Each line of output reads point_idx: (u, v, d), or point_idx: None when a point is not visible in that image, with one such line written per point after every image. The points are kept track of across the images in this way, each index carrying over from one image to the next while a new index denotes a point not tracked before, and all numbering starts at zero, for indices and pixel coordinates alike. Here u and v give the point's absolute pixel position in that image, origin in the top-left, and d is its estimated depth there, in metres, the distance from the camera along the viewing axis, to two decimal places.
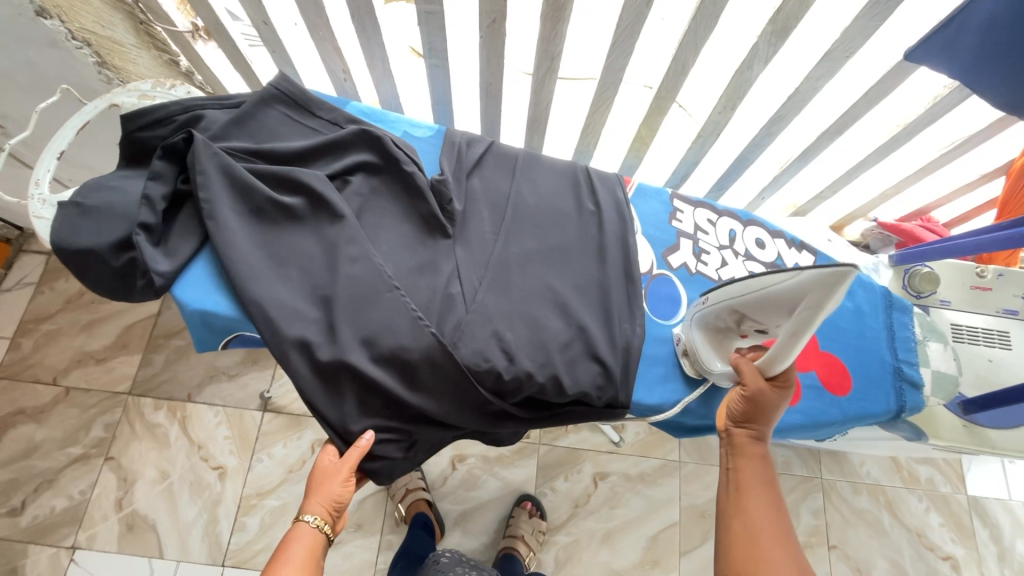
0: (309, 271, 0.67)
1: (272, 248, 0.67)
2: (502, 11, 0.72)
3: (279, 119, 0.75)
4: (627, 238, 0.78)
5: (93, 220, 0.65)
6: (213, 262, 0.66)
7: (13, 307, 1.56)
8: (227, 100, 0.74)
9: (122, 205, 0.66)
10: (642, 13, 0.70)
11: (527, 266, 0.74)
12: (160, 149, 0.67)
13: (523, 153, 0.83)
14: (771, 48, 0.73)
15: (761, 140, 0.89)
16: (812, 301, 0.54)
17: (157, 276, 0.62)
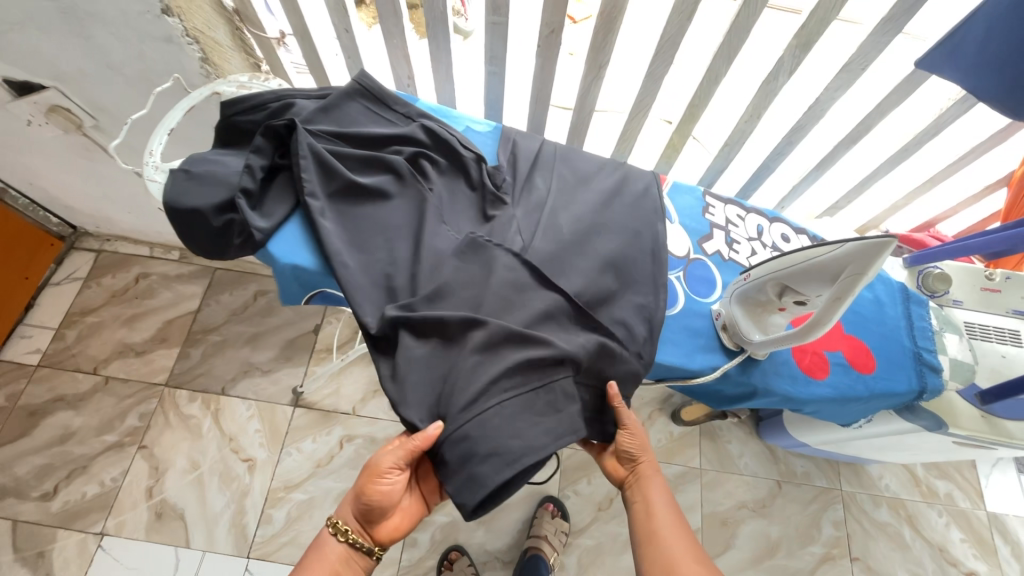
0: (386, 242, 0.75)
1: (353, 222, 0.75)
2: (561, 22, 0.82)
3: (360, 111, 0.84)
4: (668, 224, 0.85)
5: (197, 184, 0.73)
6: (301, 228, 0.75)
7: (61, 299, 1.65)
8: (316, 92, 0.84)
9: (224, 173, 0.74)
10: (683, 27, 0.81)
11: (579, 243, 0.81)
12: (262, 128, 0.75)
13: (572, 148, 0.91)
14: (795, 60, 0.83)
15: (783, 148, 0.99)
16: (855, 271, 0.60)
17: (257, 232, 0.70)
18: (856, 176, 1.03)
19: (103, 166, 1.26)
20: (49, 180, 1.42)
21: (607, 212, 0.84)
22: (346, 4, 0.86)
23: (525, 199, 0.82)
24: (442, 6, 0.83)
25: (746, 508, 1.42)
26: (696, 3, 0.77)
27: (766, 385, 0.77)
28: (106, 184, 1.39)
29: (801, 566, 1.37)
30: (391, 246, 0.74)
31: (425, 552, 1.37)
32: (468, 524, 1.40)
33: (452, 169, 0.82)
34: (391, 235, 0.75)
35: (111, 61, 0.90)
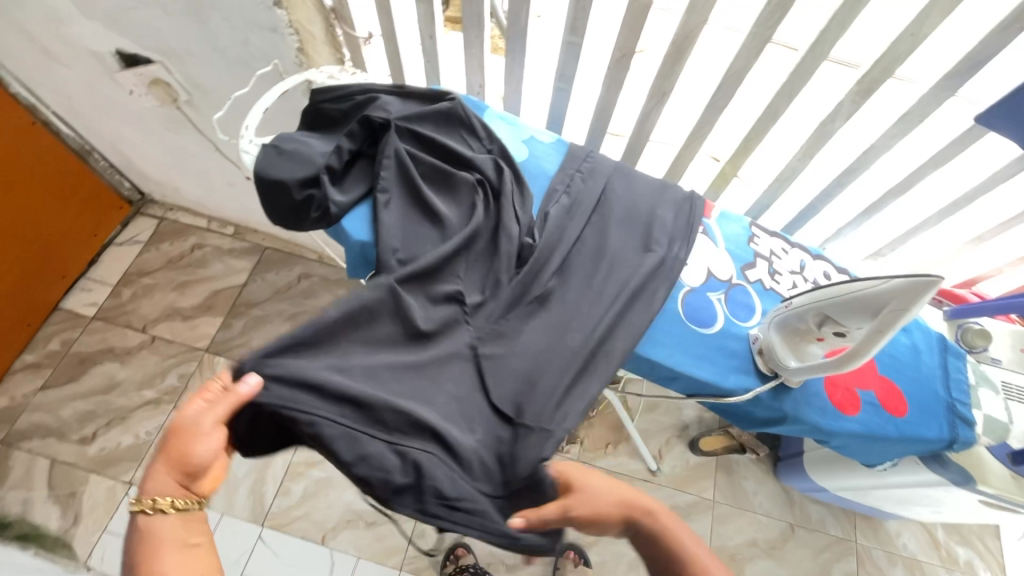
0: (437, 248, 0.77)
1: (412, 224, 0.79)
2: (633, 48, 0.87)
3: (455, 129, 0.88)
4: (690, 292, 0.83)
5: (285, 159, 0.79)
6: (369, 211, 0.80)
7: (122, 259, 1.76)
8: (420, 96, 0.89)
9: (310, 152, 0.81)
10: (749, 62, 0.85)
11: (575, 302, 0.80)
12: (361, 116, 0.81)
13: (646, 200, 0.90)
14: (855, 106, 0.86)
15: (833, 189, 1.01)
16: (898, 306, 0.62)
17: (334, 205, 0.77)
18: (906, 224, 1.05)
19: (185, 139, 1.36)
20: (131, 147, 1.53)
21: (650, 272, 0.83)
22: (435, 13, 0.93)
23: (587, 235, 0.85)
24: (524, 22, 0.89)
25: (756, 546, 1.41)
26: (765, 41, 0.81)
27: (797, 414, 0.79)
28: (181, 156, 1.49)
29: None
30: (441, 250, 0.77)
31: (432, 545, 1.40)
32: None
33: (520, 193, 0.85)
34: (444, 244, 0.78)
35: (217, 44, 0.99)
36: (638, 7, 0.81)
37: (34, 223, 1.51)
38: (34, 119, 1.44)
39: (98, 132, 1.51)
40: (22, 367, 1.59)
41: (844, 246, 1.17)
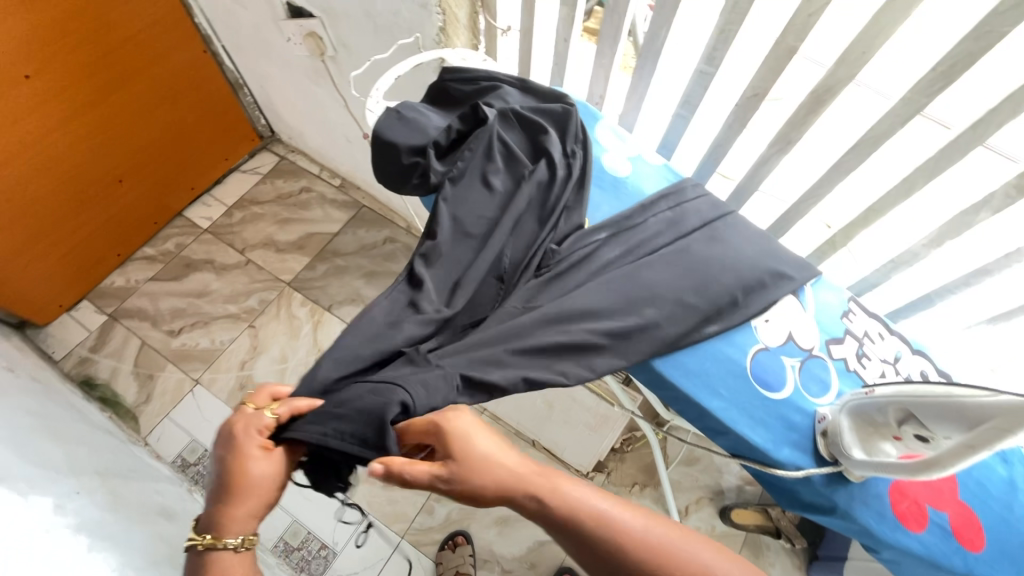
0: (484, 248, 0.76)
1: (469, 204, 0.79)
2: (767, 88, 0.84)
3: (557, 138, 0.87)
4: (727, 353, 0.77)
5: (402, 125, 0.84)
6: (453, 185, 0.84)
7: (242, 185, 1.95)
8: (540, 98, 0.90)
9: (426, 124, 0.85)
10: (894, 130, 0.77)
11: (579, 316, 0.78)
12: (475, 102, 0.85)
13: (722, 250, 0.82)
14: (1008, 200, 0.76)
15: (959, 286, 0.91)
16: (999, 426, 0.54)
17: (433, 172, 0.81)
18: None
19: (322, 91, 1.49)
20: (273, 88, 1.69)
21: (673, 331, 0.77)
22: (576, 18, 0.95)
23: (632, 283, 0.77)
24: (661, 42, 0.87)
25: None
26: (917, 111, 0.74)
27: (849, 509, 0.72)
28: (312, 105, 1.62)
29: None
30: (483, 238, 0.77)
31: (438, 524, 1.44)
32: (484, 518, 1.44)
33: (584, 231, 0.82)
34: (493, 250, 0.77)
35: (372, 10, 1.07)
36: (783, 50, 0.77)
37: (168, 137, 1.71)
38: (200, 49, 1.63)
39: (250, 70, 1.69)
40: (140, 258, 1.81)
41: (971, 349, 1.00)
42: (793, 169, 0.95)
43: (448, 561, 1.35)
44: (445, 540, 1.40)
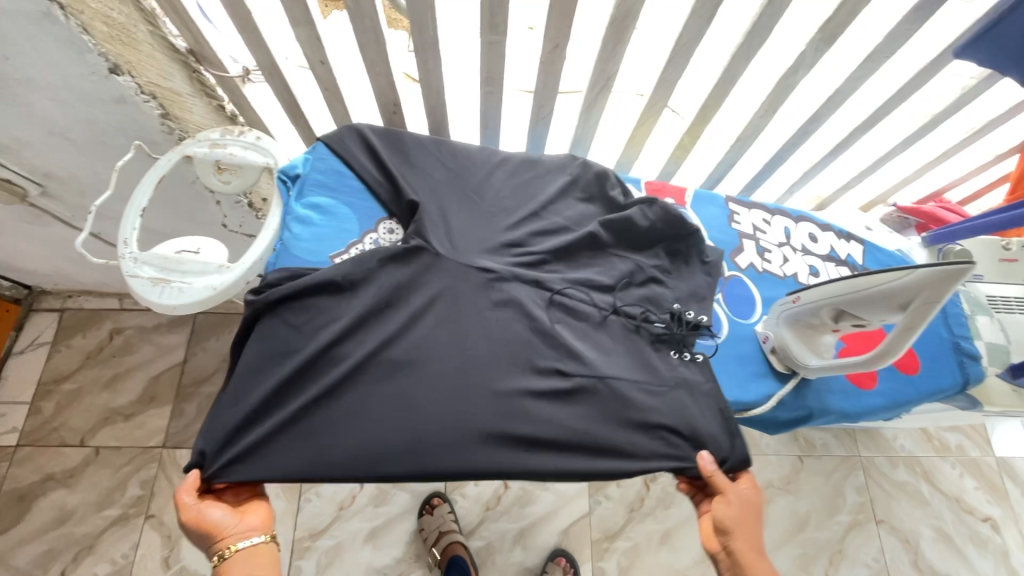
0: (398, 133, 0.79)
1: (440, 307, 0.67)
2: (566, 35, 0.75)
3: (431, 320, 0.67)
4: (434, 311, 0.67)
5: (326, 230, 0.70)
6: (326, 213, 0.71)
7: (26, 371, 1.49)
8: (483, 214, 0.76)
9: (296, 232, 0.68)
10: (702, 30, 0.73)
11: (422, 311, 0.67)
12: (488, 219, 0.76)
13: (434, 300, 0.67)
14: (817, 54, 0.77)
15: (799, 139, 0.95)
16: (927, 299, 0.56)
17: (321, 231, 0.70)
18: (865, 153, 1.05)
19: (52, 230, 1.12)
20: None
21: (449, 323, 0.67)
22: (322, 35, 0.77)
23: (425, 307, 0.67)
24: (433, 29, 0.74)
25: (773, 487, 1.43)
26: (716, 4, 0.69)
27: (821, 406, 0.74)
28: (50, 250, 1.23)
29: (830, 535, 1.40)
30: (481, 308, 0.68)
31: None
32: (504, 545, 1.37)
33: (436, 295, 0.68)
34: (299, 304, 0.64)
35: (51, 127, 0.77)
36: None
37: None
38: None
39: None
40: None
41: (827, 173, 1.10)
42: (615, 121, 0.98)
43: (430, 525, 1.33)
44: (423, 506, 1.38)
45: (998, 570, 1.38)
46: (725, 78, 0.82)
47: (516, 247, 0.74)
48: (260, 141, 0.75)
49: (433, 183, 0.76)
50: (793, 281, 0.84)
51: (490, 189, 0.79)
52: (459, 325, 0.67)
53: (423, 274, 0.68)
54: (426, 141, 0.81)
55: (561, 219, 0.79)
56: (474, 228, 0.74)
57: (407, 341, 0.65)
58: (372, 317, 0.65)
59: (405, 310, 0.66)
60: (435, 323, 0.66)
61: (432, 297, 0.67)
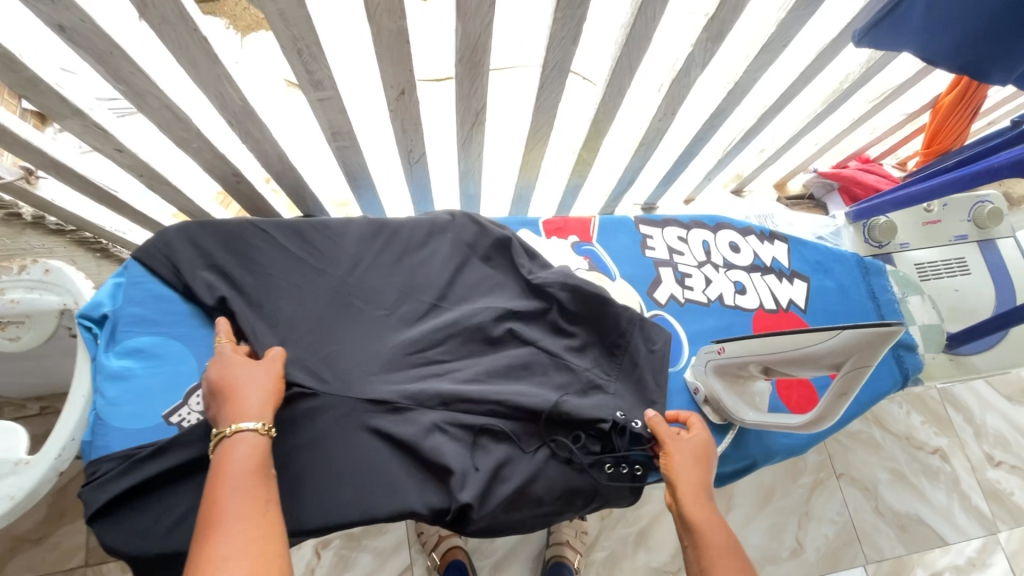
0: (243, 233, 0.65)
1: (313, 454, 0.57)
2: (411, 80, 0.61)
3: (306, 472, 0.56)
4: (308, 461, 0.56)
5: (154, 378, 0.57)
6: (148, 354, 0.57)
7: None
8: (362, 316, 0.65)
9: (114, 396, 0.55)
10: (570, 50, 0.61)
11: (293, 465, 0.56)
12: (370, 322, 0.65)
13: (305, 446, 0.57)
14: (707, 53, 0.67)
15: (706, 133, 0.86)
16: (857, 363, 0.49)
17: (144, 380, 0.56)
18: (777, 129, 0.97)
19: None
20: None
21: (326, 471, 0.56)
22: (105, 120, 0.60)
23: (294, 457, 0.56)
24: (240, 99, 0.59)
25: None
26: (580, 22, 0.57)
27: (765, 451, 0.68)
28: None
29: (796, 499, 1.42)
30: (362, 442, 0.58)
31: None
32: None
33: (307, 439, 0.57)
34: (128, 497, 0.51)
35: None
36: (388, 34, 0.53)
37: None
38: None
39: None
40: None
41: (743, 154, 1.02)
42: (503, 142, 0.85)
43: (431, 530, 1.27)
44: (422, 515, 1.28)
45: (950, 498, 1.44)
46: (612, 91, 0.70)
47: (412, 352, 0.63)
48: (52, 273, 0.59)
49: (291, 295, 0.64)
50: (719, 305, 0.76)
51: (368, 281, 0.67)
52: (339, 470, 0.57)
53: (287, 415, 0.57)
54: (283, 232, 0.67)
55: (462, 302, 0.69)
56: (351, 340, 0.63)
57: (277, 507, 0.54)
58: None
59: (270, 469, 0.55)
60: (310, 475, 0.56)
61: (302, 442, 0.57)
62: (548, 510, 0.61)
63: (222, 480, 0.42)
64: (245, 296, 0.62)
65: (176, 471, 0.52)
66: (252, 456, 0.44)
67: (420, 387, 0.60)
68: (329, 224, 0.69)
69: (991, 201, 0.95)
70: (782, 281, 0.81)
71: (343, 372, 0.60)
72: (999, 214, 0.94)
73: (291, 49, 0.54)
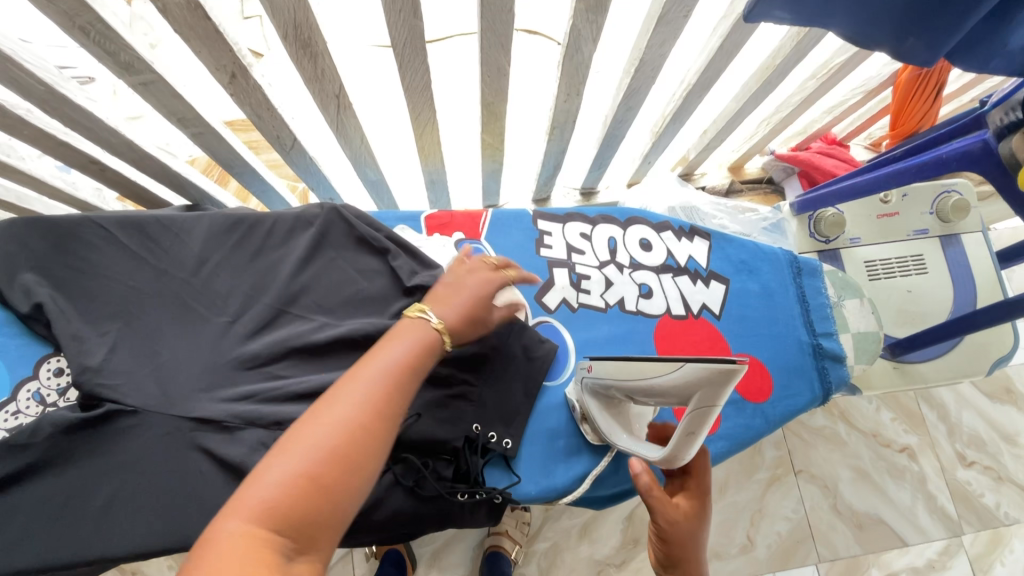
0: (75, 230, 0.59)
1: (126, 476, 0.52)
2: (239, 62, 0.54)
3: (117, 496, 0.52)
4: (121, 484, 0.52)
5: None
6: None
7: None
8: (203, 325, 0.59)
9: None
10: (417, 26, 0.52)
11: (103, 488, 0.52)
12: (212, 332, 0.59)
13: (118, 469, 0.52)
14: (593, 26, 0.58)
15: (624, 114, 0.77)
16: (701, 401, 0.42)
17: None
18: (717, 109, 0.88)
19: None
20: None
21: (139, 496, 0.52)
22: None
23: (106, 481, 0.52)
24: (42, 85, 0.52)
25: None
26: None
27: None
28: None
29: (750, 495, 1.37)
30: (184, 466, 0.53)
31: None
32: None
33: (119, 461, 0.52)
34: None
35: None
36: (179, 9, 0.46)
37: None
38: None
39: None
40: None
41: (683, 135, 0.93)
42: None
43: None
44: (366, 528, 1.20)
45: (915, 498, 1.38)
46: (491, 70, 0.62)
47: (253, 366, 0.58)
48: None
49: (125, 300, 0.58)
50: (617, 312, 0.69)
51: (216, 285, 0.61)
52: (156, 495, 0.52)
53: (99, 433, 0.53)
54: (123, 229, 0.61)
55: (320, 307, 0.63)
56: (187, 351, 0.57)
57: (82, 534, 0.50)
58: (28, 515, 0.50)
59: (78, 493, 0.51)
60: (121, 500, 0.52)
61: (114, 464, 0.52)
62: (395, 537, 0.57)
63: (289, 456, 0.34)
64: (70, 302, 0.57)
65: None
66: (346, 425, 0.36)
67: (253, 405, 0.56)
68: (177, 220, 0.63)
69: (957, 190, 0.85)
70: (696, 284, 0.73)
71: (172, 387, 0.55)
72: (964, 207, 0.84)
73: (73, 29, 0.47)
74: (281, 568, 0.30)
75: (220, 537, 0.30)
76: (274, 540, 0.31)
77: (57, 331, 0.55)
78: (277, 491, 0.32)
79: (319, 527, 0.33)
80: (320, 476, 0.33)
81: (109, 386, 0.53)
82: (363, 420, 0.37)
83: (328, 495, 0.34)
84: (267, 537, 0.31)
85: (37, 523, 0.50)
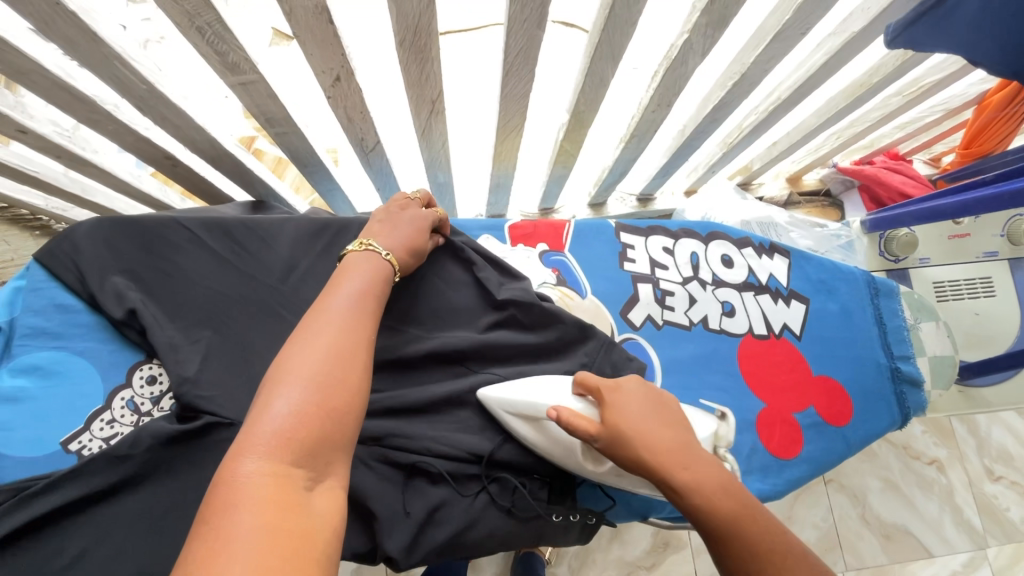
0: (163, 232, 0.57)
1: None
2: (346, 66, 0.52)
3: None
4: None
5: (54, 400, 0.52)
6: (47, 374, 0.52)
7: None
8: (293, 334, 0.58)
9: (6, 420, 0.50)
10: (536, 35, 0.50)
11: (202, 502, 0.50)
12: None
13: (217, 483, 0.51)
14: (707, 40, 0.56)
15: (707, 126, 0.75)
16: None
17: (44, 402, 0.51)
18: (792, 122, 0.86)
19: None
20: None
21: None
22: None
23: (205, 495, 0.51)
24: (142, 83, 0.50)
25: None
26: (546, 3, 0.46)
27: None
28: None
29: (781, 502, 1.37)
30: None
31: None
32: None
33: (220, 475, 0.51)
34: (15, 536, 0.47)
35: None
36: (303, 13, 0.44)
37: None
38: None
39: None
40: None
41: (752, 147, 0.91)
42: None
43: None
44: None
45: (942, 510, 1.39)
46: (593, 81, 0.60)
47: None
48: None
49: (214, 306, 0.57)
50: (701, 330, 0.68)
51: (304, 292, 0.60)
52: None
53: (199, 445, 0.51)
54: (208, 231, 0.59)
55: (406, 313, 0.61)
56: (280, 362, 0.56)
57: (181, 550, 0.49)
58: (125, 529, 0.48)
59: (177, 507, 0.50)
60: None
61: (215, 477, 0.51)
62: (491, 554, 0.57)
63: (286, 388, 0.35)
64: (160, 307, 0.55)
65: (68, 506, 0.48)
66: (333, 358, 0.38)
67: None
68: (262, 223, 0.61)
69: None
70: (777, 303, 0.72)
71: None
72: None
73: (188, 27, 0.45)
74: (309, 485, 0.32)
75: (243, 480, 0.30)
76: (296, 472, 0.32)
77: (151, 338, 0.53)
78: (289, 420, 0.33)
79: (331, 448, 0.35)
80: (325, 406, 0.35)
81: (207, 397, 0.52)
82: (341, 348, 0.39)
83: (331, 420, 0.35)
84: (290, 471, 0.32)
85: (133, 539, 0.48)
